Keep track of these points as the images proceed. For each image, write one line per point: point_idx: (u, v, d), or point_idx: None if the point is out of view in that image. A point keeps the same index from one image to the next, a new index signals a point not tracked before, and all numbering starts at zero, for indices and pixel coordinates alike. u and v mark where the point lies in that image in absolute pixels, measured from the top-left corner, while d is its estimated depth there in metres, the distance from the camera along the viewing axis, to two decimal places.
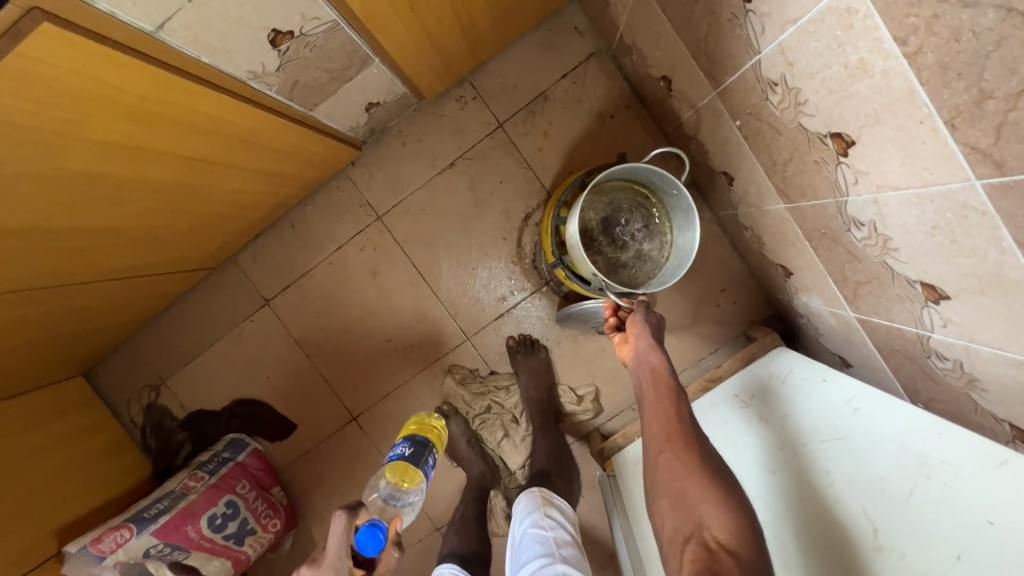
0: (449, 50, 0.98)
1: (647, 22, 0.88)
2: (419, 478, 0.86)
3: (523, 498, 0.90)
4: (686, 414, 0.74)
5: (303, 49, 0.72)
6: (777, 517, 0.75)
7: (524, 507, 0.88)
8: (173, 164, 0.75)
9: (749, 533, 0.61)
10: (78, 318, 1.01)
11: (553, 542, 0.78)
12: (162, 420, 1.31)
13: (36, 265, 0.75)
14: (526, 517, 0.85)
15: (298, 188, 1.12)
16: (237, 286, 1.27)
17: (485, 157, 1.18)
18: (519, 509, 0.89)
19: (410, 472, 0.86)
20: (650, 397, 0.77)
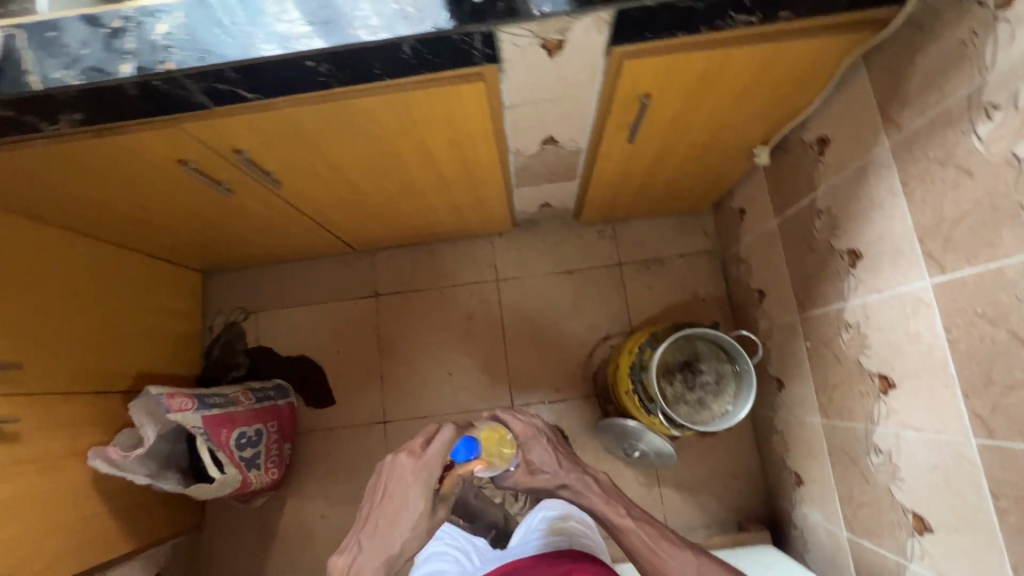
0: (618, 198, 1.31)
1: (766, 250, 1.19)
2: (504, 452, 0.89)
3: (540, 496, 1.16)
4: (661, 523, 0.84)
5: (551, 153, 1.04)
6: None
7: (540, 457, 0.88)
8: (429, 174, 1.04)
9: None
10: (261, 233, 1.25)
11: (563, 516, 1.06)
12: (234, 340, 1.49)
13: (302, 186, 1.02)
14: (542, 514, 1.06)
15: (456, 231, 1.41)
16: (360, 272, 1.51)
17: (597, 279, 1.46)
18: (531, 459, 0.88)
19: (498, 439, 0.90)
20: (599, 499, 0.85)
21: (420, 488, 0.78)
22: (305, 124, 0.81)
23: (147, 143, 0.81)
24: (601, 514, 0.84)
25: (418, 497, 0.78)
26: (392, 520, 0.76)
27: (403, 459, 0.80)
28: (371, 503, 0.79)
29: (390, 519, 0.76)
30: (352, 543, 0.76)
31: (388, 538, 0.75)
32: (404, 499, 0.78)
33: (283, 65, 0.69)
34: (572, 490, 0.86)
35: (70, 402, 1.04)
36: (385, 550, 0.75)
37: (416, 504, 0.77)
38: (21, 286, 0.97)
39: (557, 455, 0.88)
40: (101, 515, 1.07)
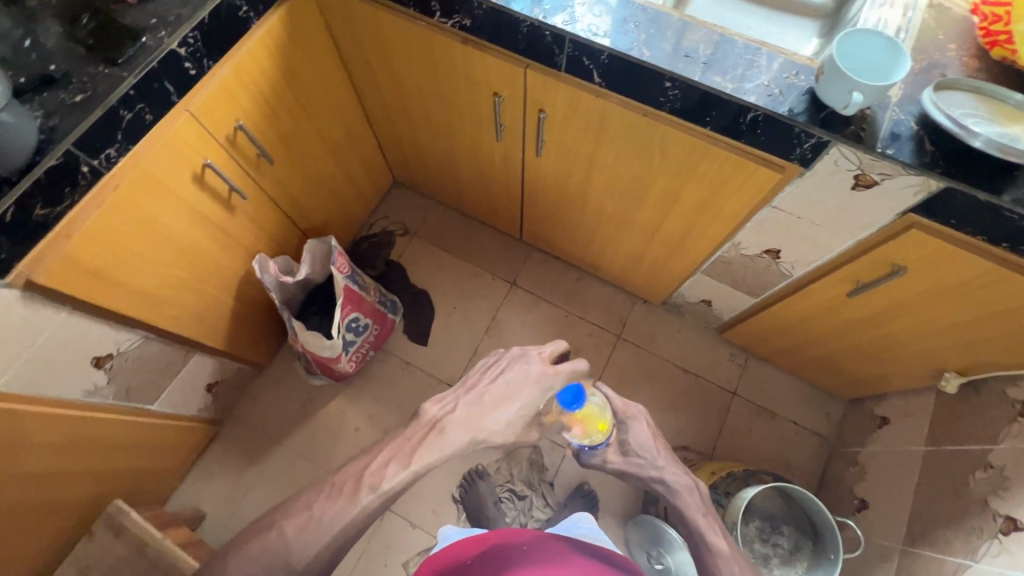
0: (775, 338, 1.32)
1: (893, 469, 1.15)
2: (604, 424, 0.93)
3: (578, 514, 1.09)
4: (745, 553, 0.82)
5: (761, 263, 1.10)
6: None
7: (638, 439, 0.91)
8: (651, 218, 1.13)
9: None
10: (472, 177, 1.39)
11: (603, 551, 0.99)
12: (383, 246, 1.62)
13: (548, 166, 1.14)
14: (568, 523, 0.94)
15: (614, 275, 1.48)
16: (511, 258, 1.61)
17: (705, 392, 1.46)
18: (627, 439, 0.91)
19: (603, 417, 0.93)
20: (697, 509, 0.84)
21: (532, 393, 0.82)
22: (610, 123, 0.93)
23: (488, 67, 0.96)
24: (688, 514, 0.84)
25: (530, 400, 0.82)
26: (499, 406, 0.81)
27: (532, 364, 0.84)
28: (489, 382, 0.83)
29: (501, 401, 0.81)
30: (448, 403, 0.82)
31: (483, 421, 0.79)
32: (515, 396, 0.81)
33: (645, 73, 0.80)
34: (667, 485, 0.87)
35: (271, 210, 1.19)
36: (476, 429, 0.78)
37: (524, 406, 0.81)
38: (307, 107, 1.13)
39: (658, 445, 0.90)
40: (228, 308, 1.19)
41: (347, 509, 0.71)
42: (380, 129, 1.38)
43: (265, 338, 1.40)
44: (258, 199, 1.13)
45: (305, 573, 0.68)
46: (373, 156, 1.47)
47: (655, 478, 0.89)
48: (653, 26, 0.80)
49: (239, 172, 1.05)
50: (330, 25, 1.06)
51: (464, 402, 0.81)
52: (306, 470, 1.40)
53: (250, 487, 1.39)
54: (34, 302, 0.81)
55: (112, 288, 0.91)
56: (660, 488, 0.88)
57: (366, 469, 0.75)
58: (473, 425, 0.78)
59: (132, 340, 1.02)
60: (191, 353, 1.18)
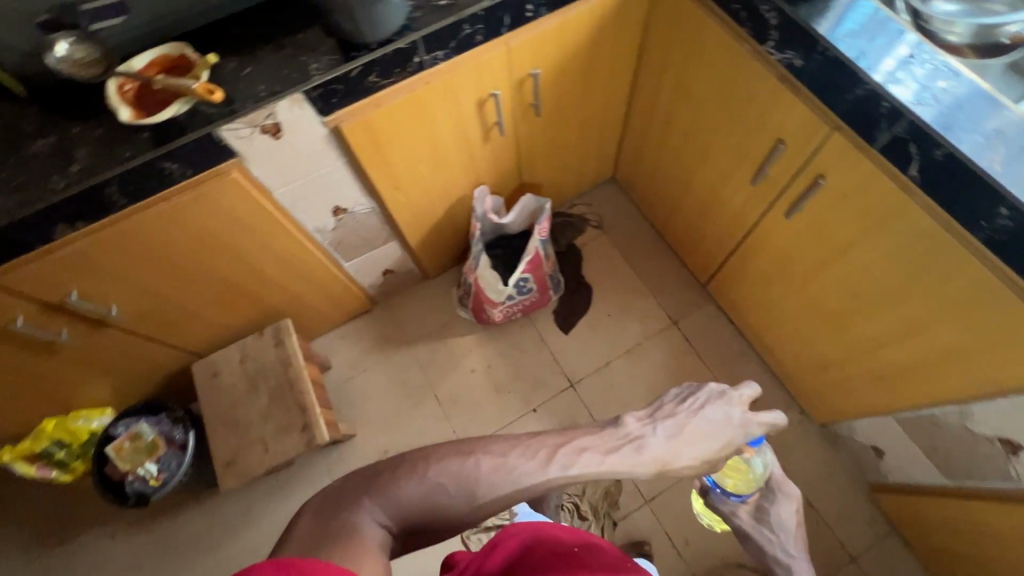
0: (945, 533, 1.11)
1: None
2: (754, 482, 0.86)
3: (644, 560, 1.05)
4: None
5: (986, 448, 0.91)
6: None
7: (781, 517, 0.85)
8: (873, 335, 1.00)
9: None
10: (694, 207, 1.35)
11: None
12: (573, 228, 1.66)
13: (786, 233, 1.07)
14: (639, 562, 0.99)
15: (785, 368, 1.35)
16: (685, 298, 1.55)
17: (820, 539, 1.28)
18: (771, 510, 0.85)
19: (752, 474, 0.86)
20: None
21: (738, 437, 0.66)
22: (895, 222, 0.84)
23: (789, 113, 0.91)
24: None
25: (733, 442, 0.65)
26: (703, 440, 0.64)
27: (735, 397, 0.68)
28: (691, 412, 0.65)
29: (705, 440, 0.64)
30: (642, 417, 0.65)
31: (685, 451, 0.63)
32: (718, 434, 0.65)
33: (980, 189, 0.70)
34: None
35: (511, 154, 1.28)
36: (675, 456, 0.62)
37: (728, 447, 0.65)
38: (590, 80, 1.19)
39: (798, 531, 0.85)
40: (436, 216, 1.32)
41: (532, 475, 0.55)
42: (633, 126, 1.40)
43: (443, 255, 1.54)
44: (509, 140, 1.23)
45: (458, 520, 0.54)
46: (610, 147, 1.50)
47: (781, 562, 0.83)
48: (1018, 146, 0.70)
49: (511, 112, 1.15)
50: (652, 18, 1.09)
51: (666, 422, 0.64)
52: (418, 379, 1.53)
53: (371, 366, 1.55)
54: (330, 143, 0.98)
55: (380, 159, 1.06)
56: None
57: (555, 446, 0.58)
58: (675, 451, 0.63)
59: (364, 207, 1.19)
60: (392, 238, 1.34)
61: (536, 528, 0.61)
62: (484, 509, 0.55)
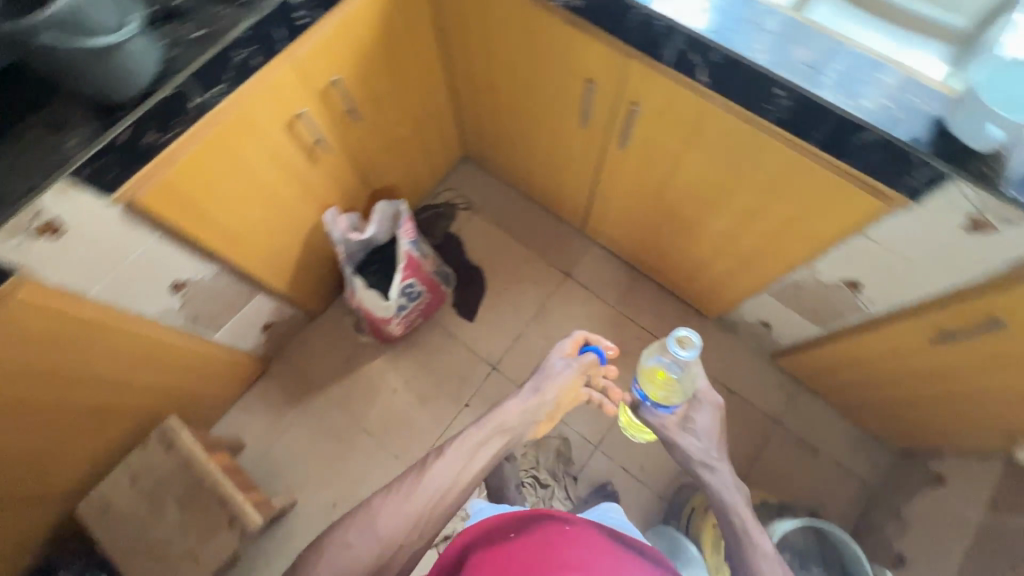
0: (834, 373, 1.27)
1: (944, 533, 1.08)
2: (679, 391, 0.90)
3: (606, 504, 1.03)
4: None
5: (839, 294, 1.04)
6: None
7: (704, 424, 0.88)
8: (728, 229, 1.09)
9: None
10: (545, 161, 1.37)
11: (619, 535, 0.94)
12: (444, 217, 1.64)
13: (628, 162, 1.12)
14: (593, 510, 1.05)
15: (673, 282, 1.45)
16: (568, 247, 1.60)
17: (748, 416, 1.42)
18: (694, 418, 0.89)
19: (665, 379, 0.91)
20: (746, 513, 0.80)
21: (562, 370, 0.95)
22: (705, 127, 0.90)
23: (587, 54, 0.94)
24: (731, 511, 0.81)
25: (563, 374, 0.94)
26: (539, 385, 0.93)
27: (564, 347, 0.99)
28: (525, 381, 0.94)
29: (534, 391, 0.92)
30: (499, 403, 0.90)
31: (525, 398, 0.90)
32: (548, 374, 0.94)
33: (756, 78, 0.76)
34: (718, 478, 0.83)
35: (348, 168, 1.21)
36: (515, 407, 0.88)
37: (560, 380, 0.94)
38: (399, 70, 1.14)
39: (719, 436, 0.87)
40: (295, 254, 1.23)
41: (414, 484, 0.76)
42: (464, 103, 1.39)
43: (322, 289, 1.45)
44: (339, 154, 1.16)
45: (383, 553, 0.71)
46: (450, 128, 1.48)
47: (706, 467, 0.84)
48: (774, 30, 0.76)
49: (327, 125, 1.08)
50: None
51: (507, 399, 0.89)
52: (342, 420, 1.45)
53: (288, 427, 1.45)
54: (129, 221, 0.87)
55: (198, 219, 0.96)
56: (710, 478, 0.83)
57: (427, 458, 0.80)
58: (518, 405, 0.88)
59: (209, 272, 1.08)
60: (256, 292, 1.24)
61: (485, 527, 0.70)
62: (396, 538, 0.72)
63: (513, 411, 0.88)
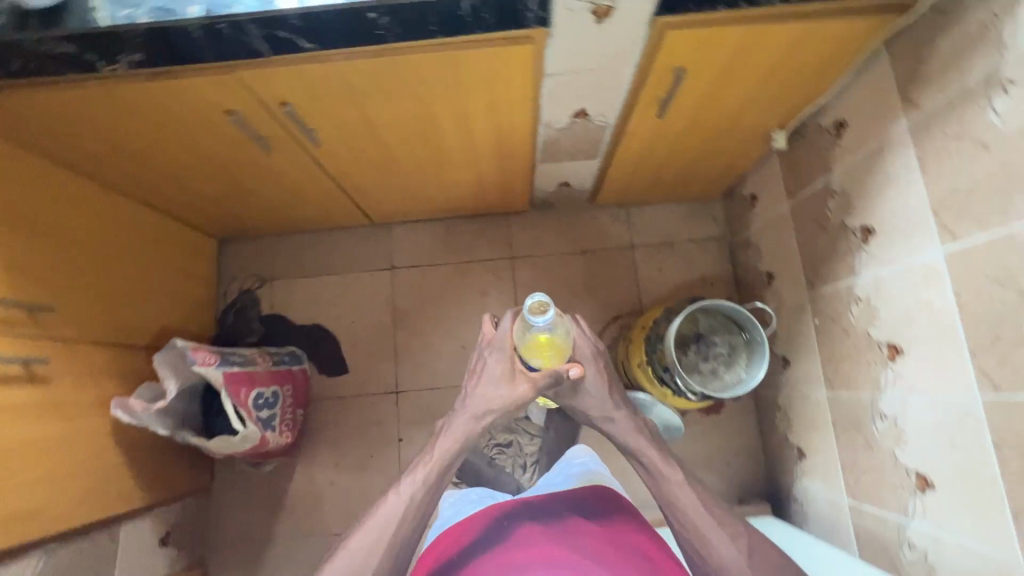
0: (635, 180, 1.36)
1: (777, 232, 1.25)
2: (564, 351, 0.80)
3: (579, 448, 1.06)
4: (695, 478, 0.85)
5: (581, 127, 1.09)
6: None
7: (590, 382, 0.87)
8: (462, 141, 1.08)
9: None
10: (283, 196, 1.27)
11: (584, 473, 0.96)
12: (249, 307, 1.50)
13: (338, 149, 1.06)
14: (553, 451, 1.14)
15: (475, 207, 1.45)
16: (375, 245, 1.54)
17: (609, 260, 1.51)
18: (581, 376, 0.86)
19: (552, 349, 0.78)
20: (644, 440, 0.87)
21: (512, 371, 0.81)
22: (355, 81, 0.85)
23: (199, 91, 0.84)
24: (637, 453, 0.86)
25: (518, 376, 0.80)
26: (489, 401, 0.81)
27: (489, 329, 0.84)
28: (464, 392, 0.83)
29: (478, 412, 0.81)
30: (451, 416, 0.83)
31: (477, 415, 0.81)
32: (499, 381, 0.81)
33: (344, 18, 0.72)
34: (617, 426, 0.88)
35: (92, 354, 1.05)
36: (470, 424, 0.81)
37: (517, 383, 0.80)
38: (53, 231, 0.97)
39: (608, 384, 0.88)
40: (119, 466, 1.07)
41: (352, 551, 0.74)
42: (163, 203, 1.22)
43: (188, 463, 1.30)
44: (70, 350, 0.99)
45: None
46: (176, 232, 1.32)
47: (606, 421, 0.88)
48: None
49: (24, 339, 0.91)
50: (3, 131, 0.88)
51: (454, 418, 0.82)
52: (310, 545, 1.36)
53: None
54: None
55: None
56: (612, 427, 0.88)
57: (375, 512, 0.77)
58: (471, 421, 0.81)
59: (34, 562, 0.91)
60: (115, 528, 1.08)
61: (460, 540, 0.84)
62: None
63: (463, 432, 0.81)
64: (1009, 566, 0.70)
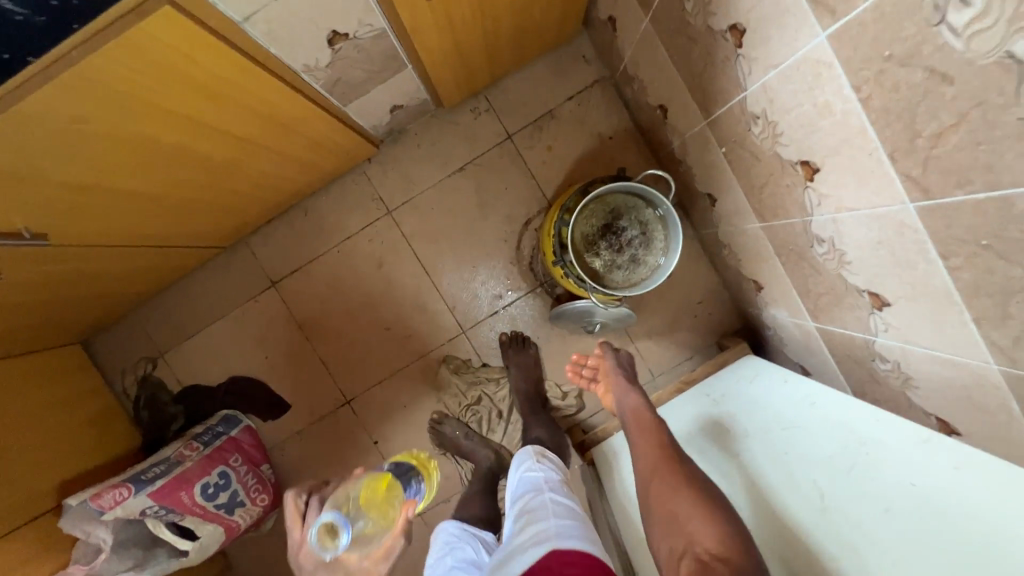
0: (471, 65, 1.09)
1: (649, 56, 1.01)
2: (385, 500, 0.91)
3: (523, 449, 0.90)
4: (668, 437, 0.89)
5: (352, 50, 0.81)
6: (732, 481, 0.86)
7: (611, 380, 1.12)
8: (224, 141, 0.82)
9: (738, 543, 0.68)
10: (93, 283, 1.04)
11: (541, 484, 0.78)
12: (157, 393, 1.34)
13: (85, 225, 0.81)
14: (518, 465, 0.85)
15: (319, 179, 1.21)
16: (244, 267, 1.33)
17: (492, 164, 1.29)
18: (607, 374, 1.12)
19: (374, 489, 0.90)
20: (635, 428, 0.94)
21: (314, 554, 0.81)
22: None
23: None
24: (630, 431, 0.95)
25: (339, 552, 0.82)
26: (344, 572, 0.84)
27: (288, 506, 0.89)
28: None
29: None
30: None
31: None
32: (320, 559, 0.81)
33: None
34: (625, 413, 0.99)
35: (14, 541, 0.93)
36: None
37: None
38: None
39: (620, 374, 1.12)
40: None
41: None
42: None
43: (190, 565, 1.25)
44: None
45: None
46: (29, 368, 1.13)
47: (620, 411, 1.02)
48: None
49: None
50: None
51: None
52: None
53: None
54: None
55: None
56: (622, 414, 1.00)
57: None
58: None
59: None
60: None
61: None
62: None
63: None
64: (983, 374, 0.61)
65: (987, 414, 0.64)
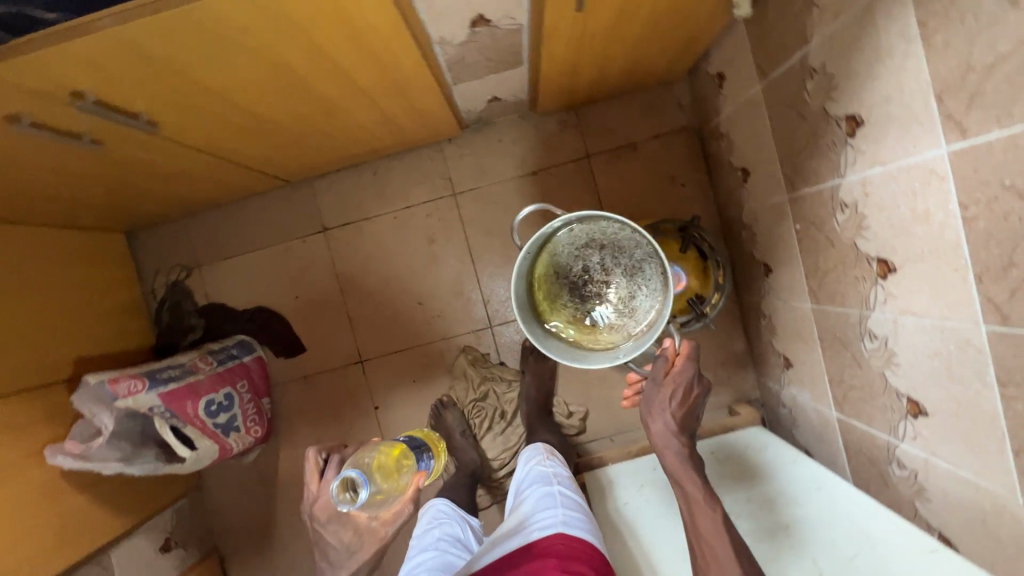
0: (578, 81, 1.13)
1: (748, 120, 1.04)
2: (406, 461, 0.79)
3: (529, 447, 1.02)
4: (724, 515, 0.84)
5: (485, 36, 0.85)
6: None
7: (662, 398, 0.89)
8: (344, 85, 0.86)
9: None
10: (167, 180, 1.07)
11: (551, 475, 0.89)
12: (183, 301, 1.36)
13: (191, 124, 0.84)
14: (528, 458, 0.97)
15: (400, 145, 1.24)
16: (301, 206, 1.36)
17: (564, 177, 1.32)
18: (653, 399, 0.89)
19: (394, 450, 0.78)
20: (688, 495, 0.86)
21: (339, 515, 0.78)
22: (152, 49, 0.63)
23: None
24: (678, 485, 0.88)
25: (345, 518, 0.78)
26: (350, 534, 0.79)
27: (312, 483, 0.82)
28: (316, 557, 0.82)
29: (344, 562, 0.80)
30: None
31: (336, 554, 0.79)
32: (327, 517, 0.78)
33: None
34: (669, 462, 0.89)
35: (21, 403, 0.95)
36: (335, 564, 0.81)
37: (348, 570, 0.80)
38: None
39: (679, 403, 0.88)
40: (81, 508, 1.02)
41: None
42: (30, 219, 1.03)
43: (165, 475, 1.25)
44: None
45: None
46: (76, 245, 1.16)
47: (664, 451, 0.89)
48: None
49: None
50: None
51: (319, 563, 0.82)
52: None
53: None
54: None
55: None
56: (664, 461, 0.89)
57: None
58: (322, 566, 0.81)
59: None
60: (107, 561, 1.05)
61: None
62: None
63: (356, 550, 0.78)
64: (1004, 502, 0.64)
65: (993, 540, 0.67)
